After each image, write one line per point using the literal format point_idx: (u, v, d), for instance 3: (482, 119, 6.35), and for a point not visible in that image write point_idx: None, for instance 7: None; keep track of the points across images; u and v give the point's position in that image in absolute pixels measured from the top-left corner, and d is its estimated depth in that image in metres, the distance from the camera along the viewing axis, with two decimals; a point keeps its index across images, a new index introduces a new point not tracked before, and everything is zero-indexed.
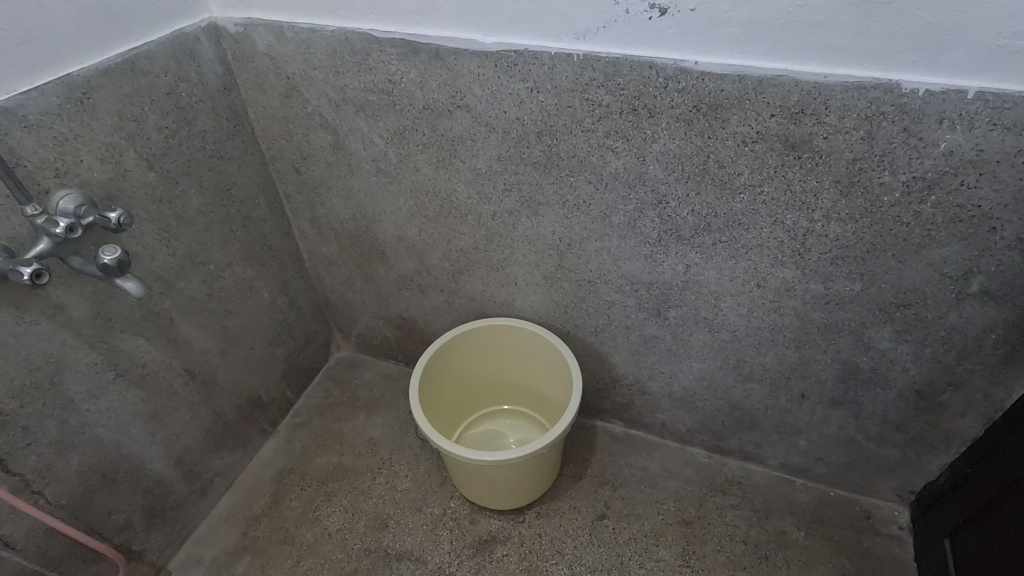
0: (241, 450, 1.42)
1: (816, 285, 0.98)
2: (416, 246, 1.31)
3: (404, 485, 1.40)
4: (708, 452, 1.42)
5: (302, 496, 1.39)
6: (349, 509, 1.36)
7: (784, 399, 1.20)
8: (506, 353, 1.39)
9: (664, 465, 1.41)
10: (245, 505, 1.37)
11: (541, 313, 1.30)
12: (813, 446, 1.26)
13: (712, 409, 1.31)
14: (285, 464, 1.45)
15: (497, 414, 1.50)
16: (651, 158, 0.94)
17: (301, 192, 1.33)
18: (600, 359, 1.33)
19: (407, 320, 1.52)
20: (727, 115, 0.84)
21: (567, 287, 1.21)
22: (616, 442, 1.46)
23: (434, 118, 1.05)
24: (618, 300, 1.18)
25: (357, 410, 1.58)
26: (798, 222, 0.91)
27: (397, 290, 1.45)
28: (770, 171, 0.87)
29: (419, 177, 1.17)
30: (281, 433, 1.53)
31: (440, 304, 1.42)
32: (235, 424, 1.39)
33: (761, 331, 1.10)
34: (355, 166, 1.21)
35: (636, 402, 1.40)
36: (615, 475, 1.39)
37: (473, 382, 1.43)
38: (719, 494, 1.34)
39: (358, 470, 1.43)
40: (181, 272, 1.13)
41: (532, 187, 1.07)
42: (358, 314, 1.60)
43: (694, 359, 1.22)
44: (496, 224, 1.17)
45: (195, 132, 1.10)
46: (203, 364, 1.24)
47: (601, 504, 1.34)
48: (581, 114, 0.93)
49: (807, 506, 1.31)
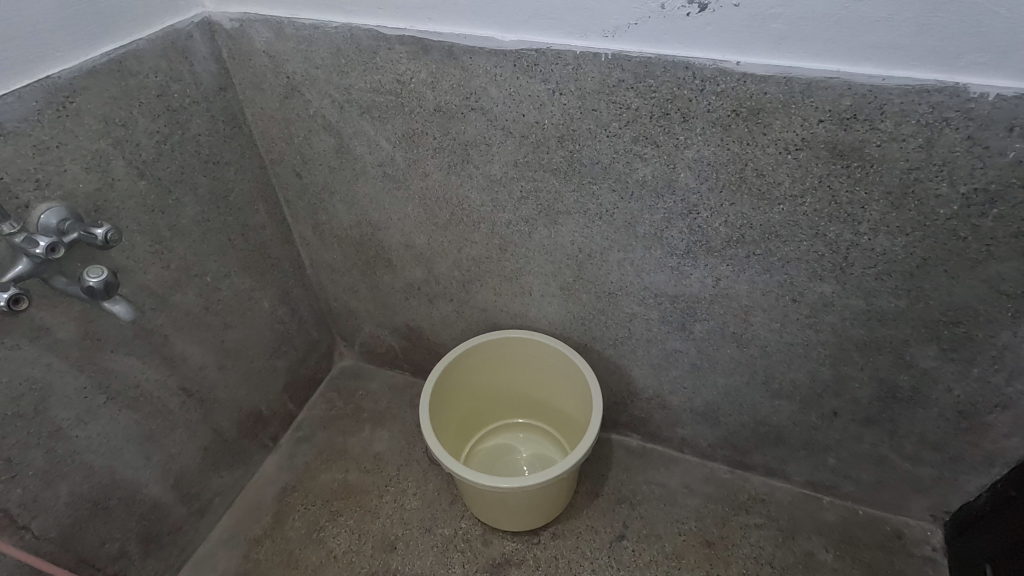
0: (241, 467, 1.36)
1: (857, 300, 0.92)
2: (424, 255, 1.24)
3: (412, 504, 1.34)
4: (729, 467, 1.36)
5: (306, 517, 1.33)
6: (356, 530, 1.30)
7: (814, 416, 1.14)
8: (520, 366, 1.32)
9: (683, 481, 1.35)
10: (247, 525, 1.31)
11: (557, 325, 1.24)
12: (843, 464, 1.21)
13: (736, 424, 1.25)
14: (288, 481, 1.39)
15: (510, 427, 1.43)
16: (682, 166, 0.87)
17: (303, 197, 1.26)
18: (618, 372, 1.27)
19: (414, 329, 1.45)
20: (770, 120, 0.77)
21: (585, 299, 1.15)
22: (633, 457, 1.40)
23: (446, 121, 0.98)
24: (640, 312, 1.12)
25: (362, 423, 1.52)
26: (842, 235, 0.85)
27: (403, 299, 1.39)
28: (814, 181, 0.81)
29: (429, 183, 1.09)
30: (283, 447, 1.46)
31: (448, 314, 1.36)
32: (235, 442, 1.33)
33: (793, 347, 1.04)
34: (360, 171, 1.14)
35: (655, 416, 1.34)
36: (633, 492, 1.33)
37: (484, 395, 1.36)
38: (742, 513, 1.29)
39: (365, 488, 1.37)
40: (175, 285, 1.06)
41: (552, 195, 1.00)
42: (363, 323, 1.53)
43: (719, 374, 1.16)
44: (511, 233, 1.10)
45: (189, 135, 1.03)
46: (200, 381, 1.17)
47: (620, 523, 1.28)
48: (606, 118, 0.86)
49: (834, 525, 1.25)
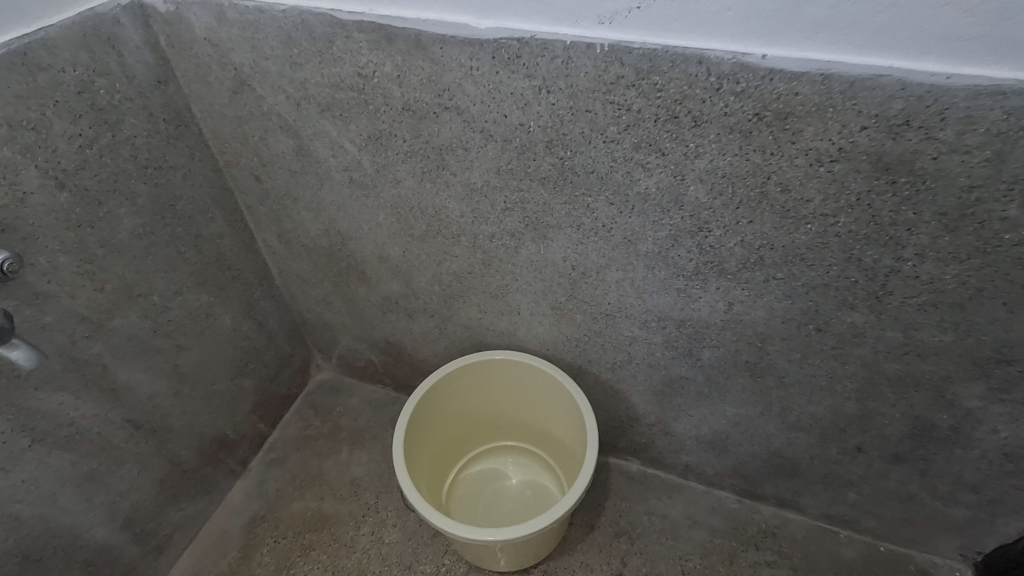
0: (205, 497, 1.25)
1: (893, 333, 0.79)
2: (401, 268, 1.12)
3: (392, 537, 1.23)
4: (737, 496, 1.25)
5: (276, 551, 1.22)
6: (329, 567, 1.19)
7: (835, 450, 1.02)
8: (509, 389, 1.19)
9: (687, 511, 1.24)
10: (211, 561, 1.21)
11: (548, 346, 1.11)
12: (864, 499, 1.09)
13: (746, 454, 1.13)
14: (257, 510, 1.28)
15: (498, 451, 1.31)
16: (692, 178, 0.73)
17: (264, 202, 1.13)
18: (617, 397, 1.15)
19: (394, 345, 1.33)
20: (801, 126, 0.64)
21: (579, 319, 1.02)
22: (633, 484, 1.28)
23: (416, 121, 0.84)
24: (640, 336, 0.99)
25: (339, 443, 1.40)
26: (880, 260, 0.71)
27: (381, 313, 1.26)
28: (851, 198, 0.67)
29: (400, 190, 0.96)
30: (253, 472, 1.35)
31: (430, 330, 1.23)
32: (197, 470, 1.21)
33: (814, 380, 0.91)
34: (324, 176, 1.01)
35: (657, 442, 1.22)
36: (633, 525, 1.22)
37: (470, 418, 1.24)
38: (752, 548, 1.18)
39: (340, 518, 1.27)
40: (114, 308, 0.94)
41: (540, 208, 0.87)
42: (340, 336, 1.41)
43: (728, 403, 1.04)
44: (495, 247, 0.97)
45: (123, 138, 0.89)
46: (151, 411, 1.06)
47: (617, 560, 1.17)
48: (603, 121, 0.73)
49: (853, 564, 1.14)
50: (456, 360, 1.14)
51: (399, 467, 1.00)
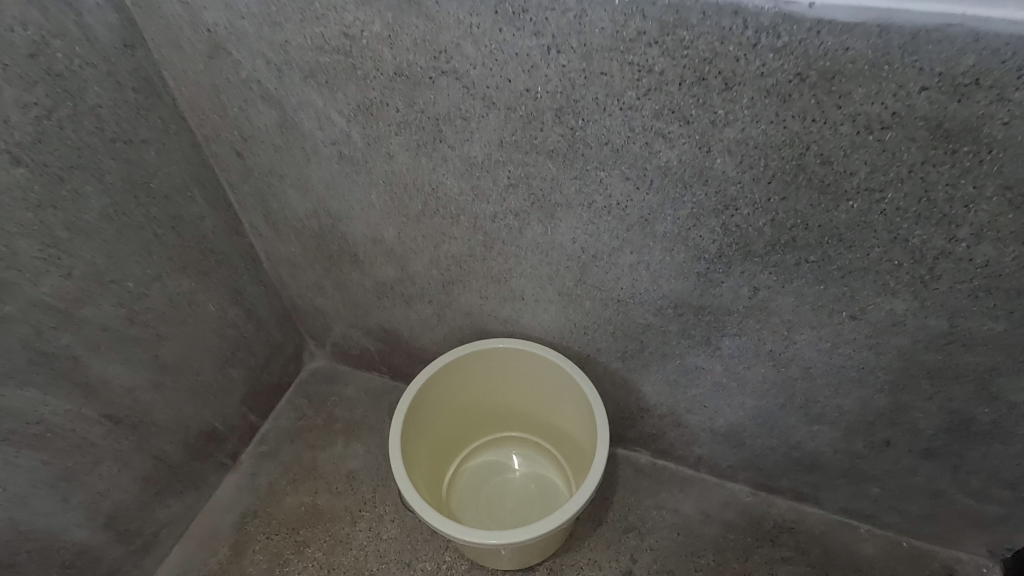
0: (193, 492, 1.19)
1: (937, 321, 0.72)
2: (396, 252, 1.04)
3: (390, 533, 1.17)
4: (752, 490, 1.19)
5: (268, 548, 1.17)
6: (325, 565, 1.14)
7: (860, 444, 0.95)
8: (513, 379, 1.13)
9: (699, 505, 1.18)
10: (201, 559, 1.15)
11: (554, 333, 1.04)
12: (889, 495, 1.03)
13: (764, 447, 1.07)
14: (249, 506, 1.23)
15: (501, 442, 1.25)
16: (720, 149, 0.66)
17: (248, 180, 1.05)
18: (627, 387, 1.08)
19: (390, 332, 1.26)
20: (849, 87, 0.56)
21: (588, 306, 0.95)
22: (642, 477, 1.22)
23: (410, 88, 0.76)
24: (655, 324, 0.92)
25: (334, 435, 1.34)
26: (929, 240, 0.64)
27: (376, 299, 1.19)
28: (901, 170, 0.60)
29: (394, 167, 0.88)
30: (244, 465, 1.29)
31: (428, 317, 1.16)
32: (184, 465, 1.15)
33: (844, 371, 0.84)
34: (311, 151, 0.92)
35: (668, 434, 1.16)
36: (642, 519, 1.16)
37: (472, 408, 1.17)
38: (767, 544, 1.12)
39: (336, 514, 1.21)
40: (85, 296, 0.86)
41: (547, 184, 0.79)
42: (333, 323, 1.34)
43: (747, 394, 0.97)
44: (497, 228, 0.89)
45: (86, 108, 0.81)
46: (131, 405, 0.99)
47: (626, 557, 1.12)
48: (619, 84, 0.65)
49: (874, 560, 1.09)
50: (457, 349, 1.07)
51: (395, 464, 0.94)
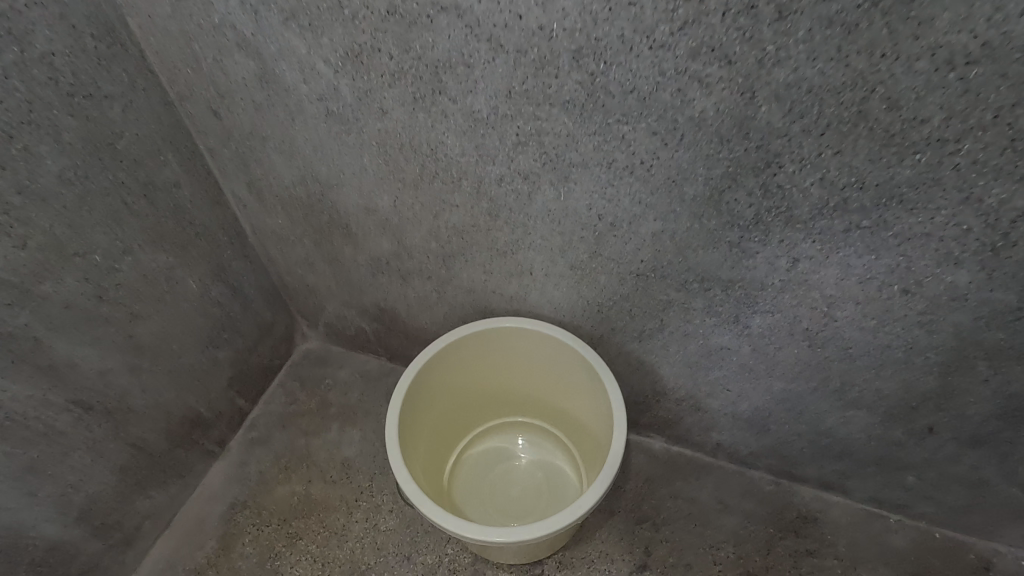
0: (178, 482, 1.12)
1: (1005, 295, 0.63)
2: (392, 223, 0.95)
3: (388, 524, 1.10)
4: (773, 478, 1.12)
5: (258, 541, 1.09)
6: (319, 559, 1.07)
7: (899, 431, 0.88)
8: (519, 361, 1.04)
9: (718, 494, 1.11)
10: (187, 552, 1.08)
11: (565, 311, 0.96)
12: (924, 484, 0.96)
13: (789, 433, 0.99)
14: (238, 495, 1.15)
15: (506, 428, 1.17)
16: (765, 94, 0.56)
17: (228, 144, 0.95)
18: (643, 369, 1.00)
19: (386, 311, 1.18)
20: (932, 13, 0.47)
21: (603, 281, 0.87)
22: (656, 465, 1.15)
23: (405, 30, 0.66)
24: (677, 300, 0.83)
25: (328, 420, 1.26)
26: (1008, 200, 0.56)
27: (370, 276, 1.10)
28: (985, 115, 0.51)
29: (387, 125, 0.79)
30: (233, 452, 1.22)
31: (427, 294, 1.08)
32: (167, 453, 1.08)
33: (888, 351, 0.76)
34: (295, 109, 0.83)
35: (685, 419, 1.08)
36: (657, 509, 1.09)
37: (475, 392, 1.09)
38: (790, 535, 1.05)
39: (330, 504, 1.14)
40: (44, 270, 0.78)
41: (561, 142, 0.70)
42: (326, 302, 1.25)
43: (776, 376, 0.89)
44: (504, 194, 0.80)
45: (37, 56, 0.71)
46: (104, 390, 0.91)
47: (641, 549, 1.05)
48: (650, 18, 0.55)
49: (905, 552, 1.02)
50: (460, 328, 0.99)
51: (393, 453, 0.86)
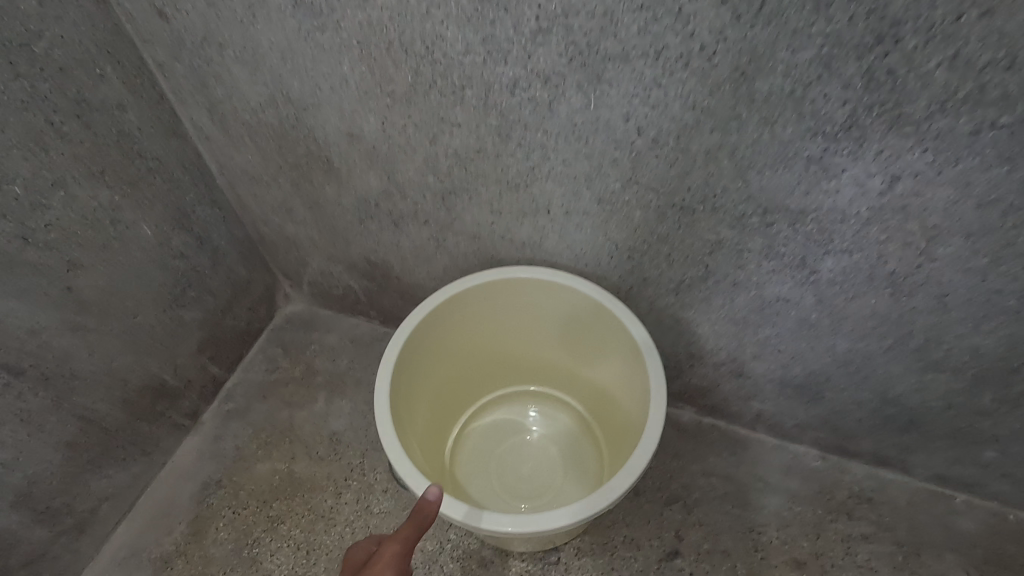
0: (142, 459, 0.98)
1: None
2: (380, 153, 0.79)
3: (382, 506, 0.97)
4: (820, 453, 0.98)
5: (234, 525, 0.96)
6: (303, 546, 0.94)
7: (987, 398, 0.74)
8: (532, 319, 0.90)
9: (757, 472, 0.97)
10: (153, 538, 0.95)
11: (588, 259, 0.81)
12: (1006, 460, 0.82)
13: (847, 401, 0.85)
14: (211, 474, 1.02)
15: (515, 398, 1.03)
16: None
17: (181, 58, 0.78)
18: (677, 328, 0.86)
19: (378, 265, 1.03)
20: None
21: (637, 218, 0.71)
22: (686, 439, 1.01)
23: None
24: (729, 239, 0.68)
25: (314, 390, 1.12)
26: None
27: (358, 222, 0.95)
28: None
29: (371, 16, 0.62)
30: (206, 426, 1.08)
31: (424, 243, 0.92)
32: (127, 427, 0.94)
33: (997, 298, 0.61)
34: (256, 1, 0.66)
35: (722, 386, 0.94)
36: (688, 489, 0.96)
37: (480, 356, 0.95)
38: (842, 518, 0.92)
39: (316, 483, 1.00)
40: None
41: (596, 25, 0.54)
42: (309, 256, 1.10)
43: (842, 334, 0.74)
44: (518, 106, 0.64)
45: None
46: (38, 352, 0.76)
47: (670, 534, 0.92)
48: None
49: (974, 537, 0.89)
50: (466, 279, 0.84)
51: (382, 424, 0.72)
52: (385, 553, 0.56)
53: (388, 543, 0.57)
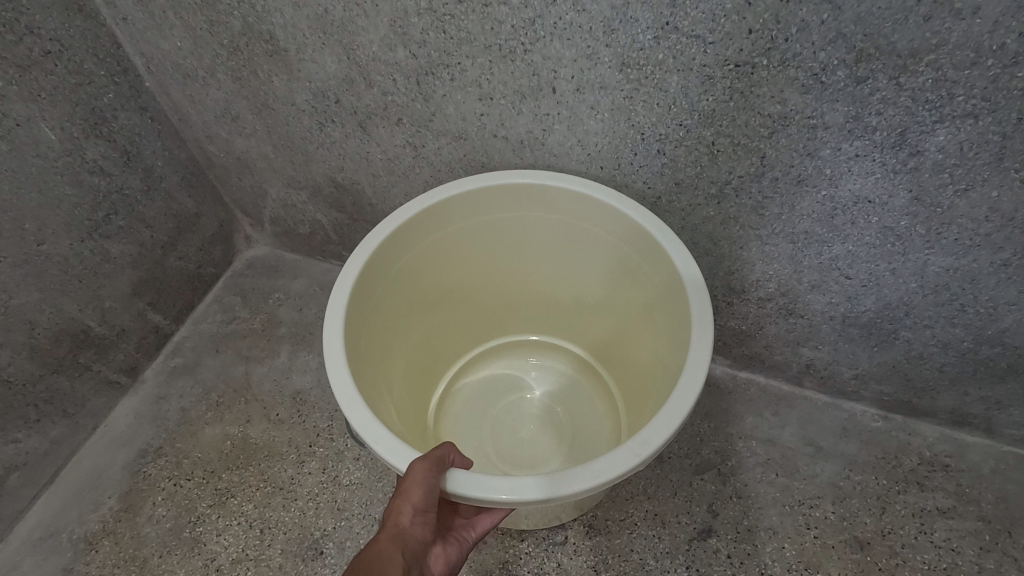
0: (63, 422, 0.81)
1: None
2: (334, 17, 0.61)
3: (352, 477, 0.80)
4: (882, 412, 0.81)
5: (175, 500, 0.79)
6: (257, 523, 0.77)
7: None
8: (533, 243, 0.72)
9: (806, 434, 0.80)
10: (76, 515, 0.79)
11: (605, 160, 0.63)
12: None
13: (929, 343, 0.68)
14: (150, 440, 0.85)
15: (512, 349, 0.85)
16: None
17: None
18: (716, 250, 0.68)
19: (347, 188, 0.85)
20: None
21: (673, 87, 0.53)
22: (718, 396, 0.84)
23: None
24: (800, 109, 0.50)
25: (275, 342, 0.95)
26: None
27: (316, 129, 0.76)
28: None
29: None
30: (148, 385, 0.91)
31: (399, 153, 0.74)
32: (39, 381, 0.77)
33: None
34: None
35: (767, 330, 0.77)
36: (723, 454, 0.79)
37: (468, 292, 0.77)
38: (913, 489, 0.75)
39: (275, 450, 0.83)
40: None
41: None
42: (266, 183, 0.91)
43: (940, 246, 0.57)
44: None
45: None
46: None
47: (703, 509, 0.75)
48: None
49: None
50: (457, 184, 0.66)
51: (331, 351, 0.54)
52: (408, 471, 0.47)
53: (411, 461, 0.47)
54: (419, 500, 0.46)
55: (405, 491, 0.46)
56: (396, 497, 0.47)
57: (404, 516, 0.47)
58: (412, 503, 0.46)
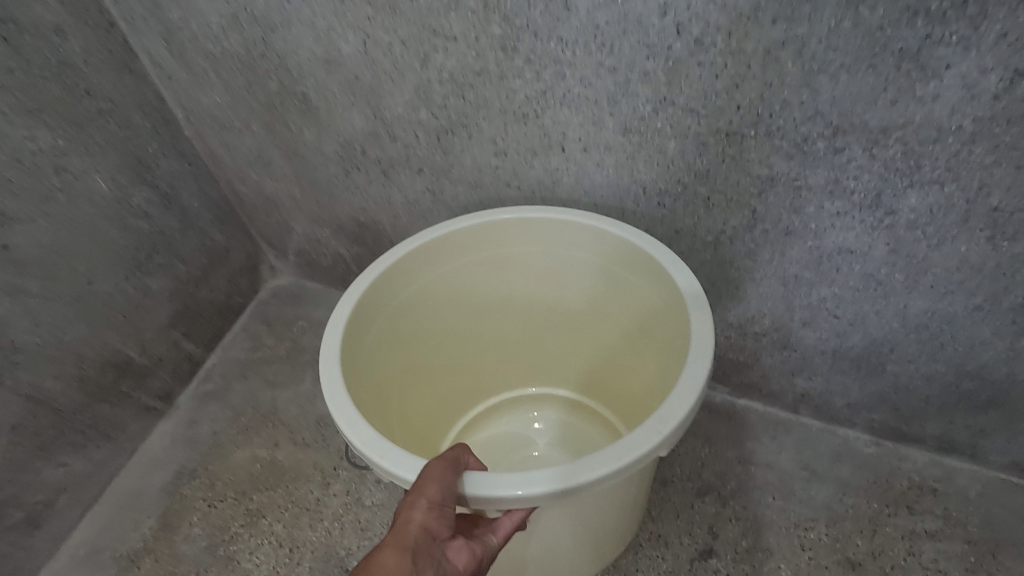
0: (105, 446, 0.87)
1: None
2: (364, 82, 0.67)
3: (375, 499, 0.85)
4: (873, 438, 0.86)
5: (209, 520, 0.85)
6: (285, 542, 0.82)
7: None
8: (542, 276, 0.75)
9: (801, 458, 0.85)
10: (117, 534, 0.84)
11: (610, 209, 0.69)
12: None
13: (914, 377, 0.72)
14: (185, 463, 0.91)
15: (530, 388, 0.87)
16: None
17: None
18: (714, 289, 0.73)
19: (369, 227, 0.91)
20: None
21: (671, 151, 0.59)
22: (719, 422, 0.90)
23: None
24: (787, 172, 0.56)
25: (300, 369, 1.01)
26: None
27: (342, 175, 0.83)
28: None
29: None
30: (181, 410, 0.97)
31: (419, 198, 0.80)
32: (86, 408, 0.83)
33: None
34: None
35: (763, 361, 0.82)
36: (722, 478, 0.84)
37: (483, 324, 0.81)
38: (903, 511, 0.79)
39: (301, 473, 0.89)
40: None
41: None
42: (292, 220, 0.98)
43: (919, 291, 0.62)
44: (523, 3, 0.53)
45: None
46: None
47: (704, 530, 0.79)
48: None
49: None
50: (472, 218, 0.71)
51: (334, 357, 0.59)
52: (427, 470, 0.48)
53: (430, 462, 0.49)
54: (434, 493, 0.46)
55: (421, 486, 0.47)
56: (409, 495, 0.47)
57: (417, 511, 0.46)
58: (427, 496, 0.46)
